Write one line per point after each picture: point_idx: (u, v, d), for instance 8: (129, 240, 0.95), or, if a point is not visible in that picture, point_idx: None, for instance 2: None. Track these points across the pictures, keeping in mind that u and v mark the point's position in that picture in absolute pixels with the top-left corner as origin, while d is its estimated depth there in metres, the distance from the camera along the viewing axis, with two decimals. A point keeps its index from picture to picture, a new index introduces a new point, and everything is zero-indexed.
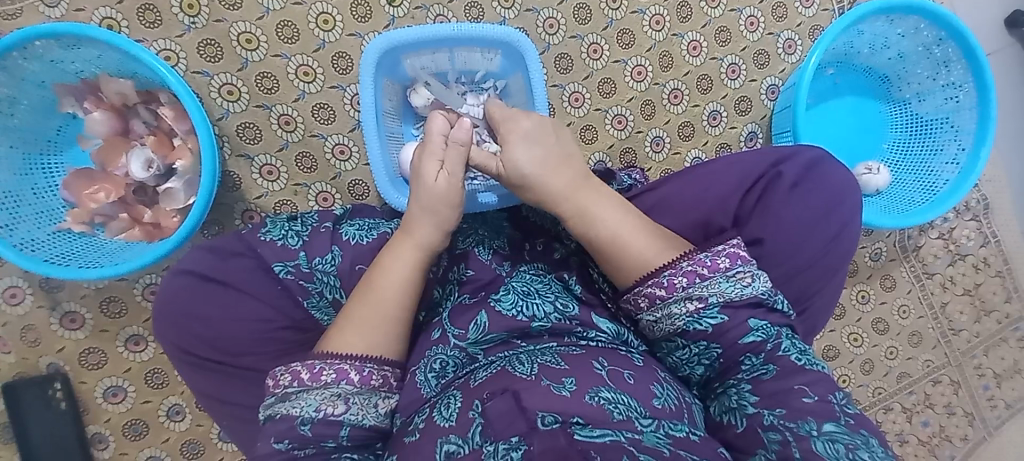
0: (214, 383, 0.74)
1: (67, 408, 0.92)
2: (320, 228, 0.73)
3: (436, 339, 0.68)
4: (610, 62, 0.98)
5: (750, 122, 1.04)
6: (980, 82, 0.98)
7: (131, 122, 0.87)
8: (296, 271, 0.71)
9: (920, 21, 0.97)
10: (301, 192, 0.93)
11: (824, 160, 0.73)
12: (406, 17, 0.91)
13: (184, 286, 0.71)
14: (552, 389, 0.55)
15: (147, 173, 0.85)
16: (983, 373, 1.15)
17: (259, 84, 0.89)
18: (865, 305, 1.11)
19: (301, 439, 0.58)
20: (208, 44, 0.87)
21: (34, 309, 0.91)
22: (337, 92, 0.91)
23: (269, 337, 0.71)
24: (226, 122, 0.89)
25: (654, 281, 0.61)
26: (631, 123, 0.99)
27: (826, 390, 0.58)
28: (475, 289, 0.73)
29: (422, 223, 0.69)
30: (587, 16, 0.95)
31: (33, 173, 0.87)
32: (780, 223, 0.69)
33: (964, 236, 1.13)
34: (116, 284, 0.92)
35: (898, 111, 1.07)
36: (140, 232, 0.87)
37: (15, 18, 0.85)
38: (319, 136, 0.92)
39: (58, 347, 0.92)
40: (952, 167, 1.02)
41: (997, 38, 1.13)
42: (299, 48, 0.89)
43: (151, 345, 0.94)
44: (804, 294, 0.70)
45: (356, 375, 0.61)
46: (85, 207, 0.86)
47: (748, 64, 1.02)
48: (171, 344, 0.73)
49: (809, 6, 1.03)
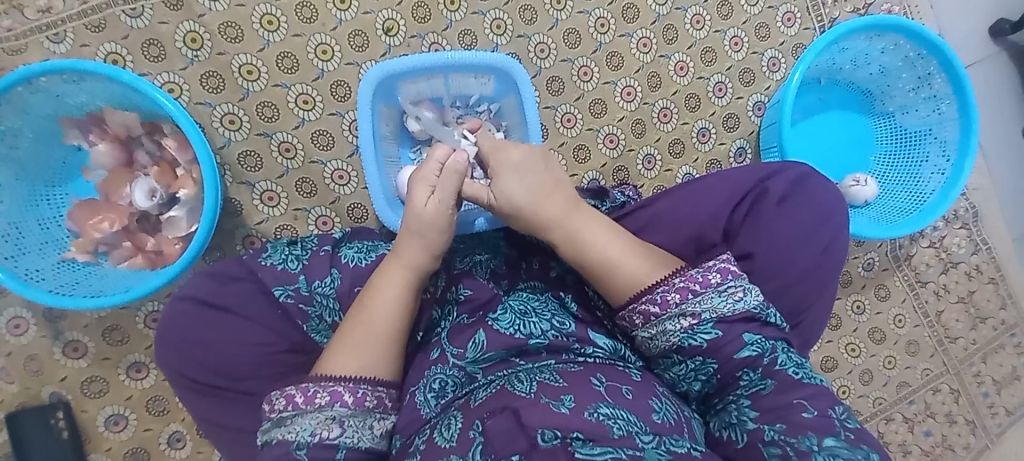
0: (212, 408, 0.74)
1: (67, 438, 0.91)
2: (320, 252, 0.74)
3: (435, 359, 0.69)
4: (601, 84, 1.01)
5: (738, 138, 1.06)
6: (961, 94, 1.01)
7: (135, 153, 0.89)
8: (296, 295, 0.72)
9: (900, 38, 1.00)
10: (301, 216, 0.95)
11: (810, 175, 0.75)
12: (402, 45, 0.94)
13: (186, 312, 0.72)
14: (552, 406, 0.56)
15: (150, 202, 0.87)
16: (982, 381, 1.15)
17: (260, 113, 0.92)
18: (861, 315, 1.11)
19: None
20: (210, 75, 0.90)
21: (37, 339, 0.92)
22: (336, 118, 0.94)
23: (268, 361, 0.72)
24: (228, 150, 0.92)
25: (648, 297, 0.63)
26: (623, 141, 1.02)
27: (826, 405, 0.59)
28: (472, 308, 0.74)
29: (419, 247, 0.70)
30: (577, 40, 0.99)
31: (38, 204, 0.89)
32: (769, 238, 0.70)
33: (955, 244, 1.15)
34: (118, 312, 0.93)
35: (883, 124, 1.10)
36: (143, 260, 0.88)
37: (21, 54, 0.88)
38: (318, 162, 0.94)
39: (61, 376, 0.93)
40: (939, 176, 1.05)
41: (979, 49, 1.17)
42: (299, 78, 0.92)
43: (153, 372, 0.95)
44: (797, 307, 0.72)
45: (351, 397, 0.62)
46: (89, 236, 0.88)
47: (734, 82, 1.05)
48: (170, 369, 0.74)
49: (791, 25, 1.06)
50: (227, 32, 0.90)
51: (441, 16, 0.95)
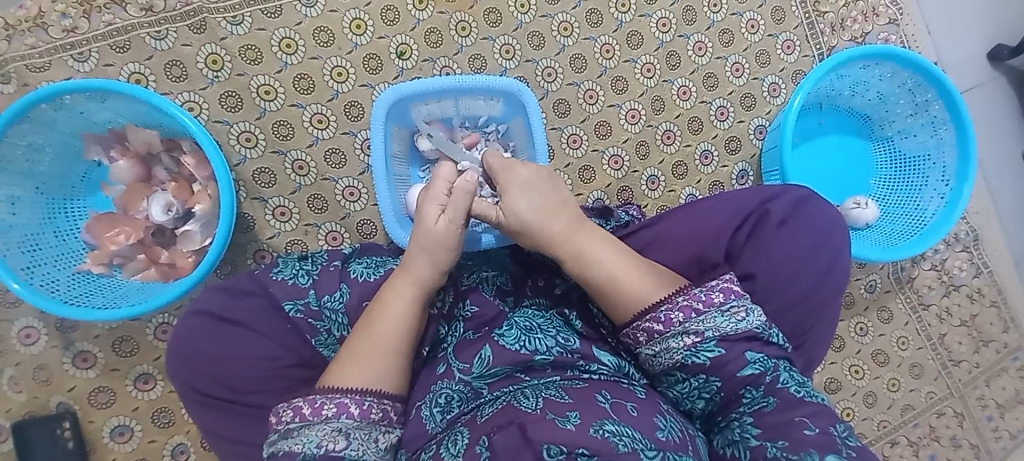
0: (219, 422, 0.75)
1: (73, 448, 0.92)
2: (330, 267, 0.76)
3: (441, 373, 0.70)
4: (606, 106, 1.03)
5: (740, 161, 1.08)
6: (959, 119, 1.04)
7: (153, 169, 0.92)
8: (305, 309, 0.73)
9: (898, 66, 1.03)
10: (312, 231, 0.97)
11: (810, 197, 0.77)
12: (415, 68, 0.98)
13: (197, 325, 0.74)
14: (557, 422, 0.56)
15: (166, 216, 0.90)
16: (987, 404, 1.15)
17: (276, 131, 0.95)
18: (864, 336, 1.12)
19: None
20: (229, 95, 0.93)
21: (48, 349, 0.93)
22: (349, 138, 0.96)
23: (276, 376, 0.73)
24: (243, 167, 0.94)
25: (652, 316, 0.64)
26: (627, 163, 1.04)
27: (828, 422, 0.59)
28: (478, 325, 0.75)
29: (428, 263, 0.72)
30: (583, 65, 1.02)
31: (56, 217, 0.91)
32: (771, 258, 0.72)
33: (957, 267, 1.15)
34: (129, 324, 0.95)
35: (882, 147, 1.12)
36: (156, 272, 0.90)
37: (45, 70, 0.91)
38: (330, 179, 0.96)
39: (69, 386, 0.94)
40: (938, 200, 1.06)
41: (975, 76, 1.20)
42: (314, 98, 0.95)
43: (160, 384, 0.96)
44: (799, 327, 0.73)
45: (356, 409, 0.63)
46: (105, 249, 0.90)
47: (735, 107, 1.08)
48: (180, 382, 0.75)
49: (791, 52, 1.10)
50: (247, 54, 0.93)
51: (453, 41, 0.98)
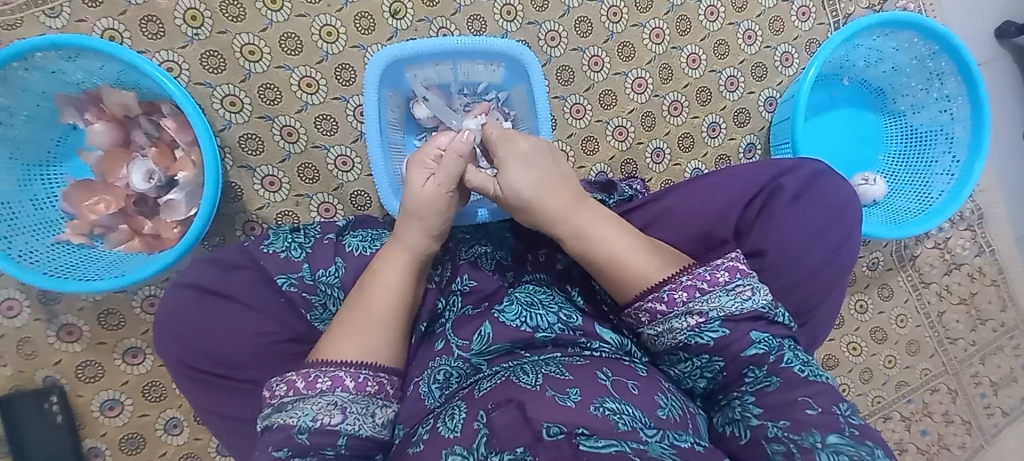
0: (215, 397, 0.73)
1: (63, 422, 0.90)
2: (323, 240, 0.73)
3: (440, 350, 0.68)
4: (611, 74, 0.99)
5: (748, 134, 1.05)
6: (975, 94, 1.00)
7: (132, 133, 0.86)
8: (299, 283, 0.70)
9: (915, 36, 0.99)
10: (303, 202, 0.93)
11: (824, 172, 0.74)
12: (409, 29, 0.92)
13: (187, 300, 0.71)
14: (557, 400, 0.55)
15: (147, 185, 0.85)
16: (980, 382, 1.16)
17: (262, 95, 0.89)
18: (863, 314, 1.11)
19: (300, 448, 0.56)
20: (210, 55, 0.87)
21: (31, 321, 0.90)
22: (340, 103, 0.91)
23: (271, 351, 0.70)
24: (229, 133, 0.89)
25: (655, 295, 0.62)
26: (632, 134, 1.00)
27: (830, 401, 0.58)
28: (478, 299, 0.72)
29: (420, 233, 0.70)
30: (589, 29, 0.97)
31: (33, 184, 0.86)
32: (781, 235, 0.69)
33: (959, 246, 1.14)
34: (114, 296, 0.91)
35: (893, 123, 1.09)
36: (140, 243, 0.86)
37: (15, 28, 0.84)
38: (321, 147, 0.92)
39: (55, 360, 0.91)
40: (947, 177, 1.04)
41: (985, 50, 1.16)
42: (303, 60, 0.89)
43: (150, 358, 0.93)
44: (804, 305, 0.71)
45: (352, 382, 0.61)
46: (85, 218, 0.86)
47: (746, 77, 1.03)
48: (171, 357, 0.72)
49: (805, 19, 1.05)
50: (229, 10, 0.87)
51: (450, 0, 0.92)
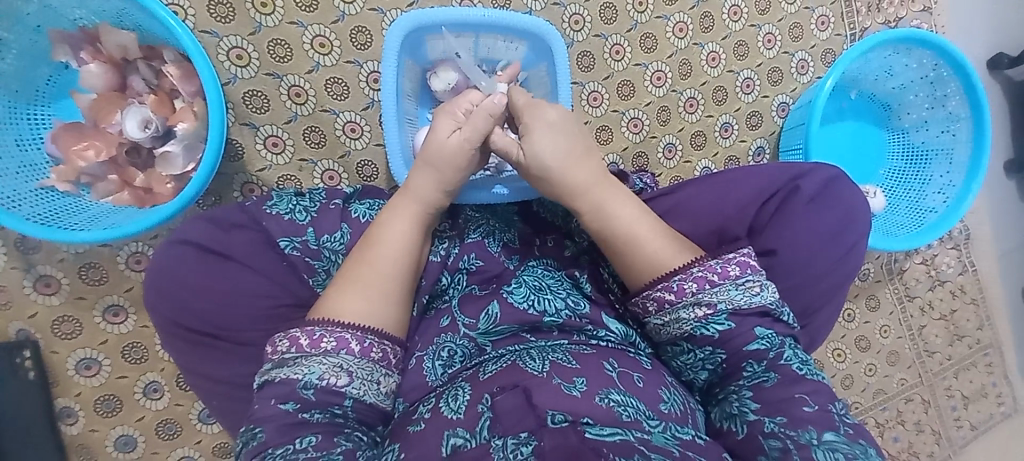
0: (208, 358, 0.70)
1: (34, 379, 0.85)
2: (329, 205, 0.70)
3: (444, 327, 0.66)
4: (631, 65, 0.97)
5: (759, 137, 1.05)
6: (977, 118, 1.03)
7: (129, 78, 0.81)
8: (302, 248, 0.67)
9: (928, 55, 1.01)
10: (307, 168, 0.89)
11: (839, 178, 0.75)
12: None
13: (183, 256, 0.67)
14: (563, 388, 0.54)
15: (143, 134, 0.80)
16: (952, 395, 1.21)
17: (271, 51, 0.85)
18: (850, 323, 1.14)
19: (304, 403, 0.55)
20: (219, 3, 0.82)
21: (6, 270, 0.85)
22: (353, 68, 0.88)
23: (271, 315, 0.68)
24: (233, 88, 0.85)
25: (664, 285, 0.62)
26: (646, 127, 1.00)
27: (826, 400, 0.58)
28: (483, 280, 0.71)
29: (440, 193, 0.69)
30: (613, 16, 0.95)
31: (17, 122, 0.80)
32: (793, 236, 0.70)
33: (945, 264, 1.19)
34: (98, 250, 0.87)
35: (896, 139, 1.12)
36: (130, 196, 0.82)
37: None
38: (330, 112, 0.88)
39: (30, 313, 0.86)
40: (941, 196, 1.07)
41: (983, 78, 1.19)
42: (317, 18, 0.85)
43: (132, 318, 0.89)
44: (807, 306, 0.73)
45: (357, 346, 0.58)
46: (72, 164, 0.80)
47: (762, 80, 1.04)
48: (162, 315, 0.69)
49: (824, 29, 1.05)
50: None
51: None
